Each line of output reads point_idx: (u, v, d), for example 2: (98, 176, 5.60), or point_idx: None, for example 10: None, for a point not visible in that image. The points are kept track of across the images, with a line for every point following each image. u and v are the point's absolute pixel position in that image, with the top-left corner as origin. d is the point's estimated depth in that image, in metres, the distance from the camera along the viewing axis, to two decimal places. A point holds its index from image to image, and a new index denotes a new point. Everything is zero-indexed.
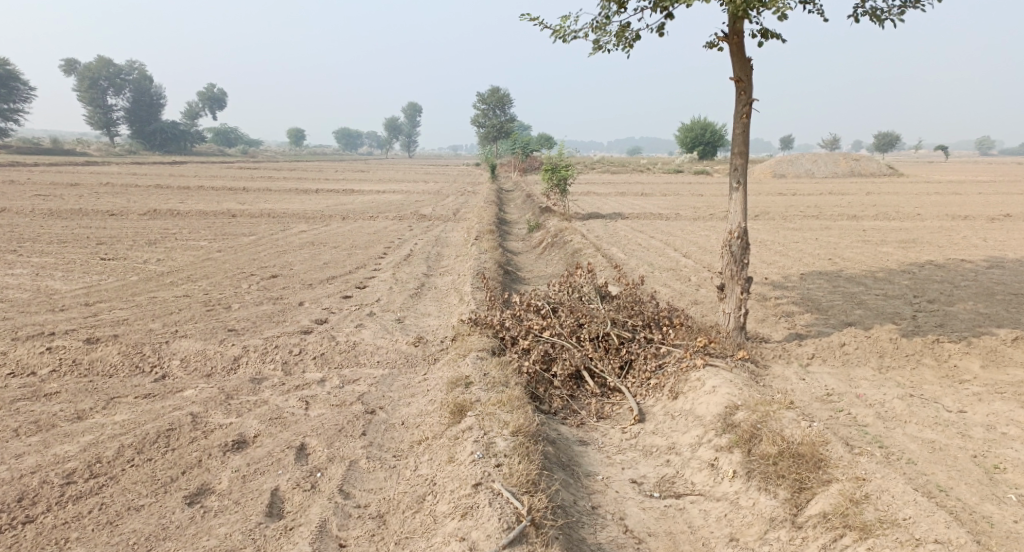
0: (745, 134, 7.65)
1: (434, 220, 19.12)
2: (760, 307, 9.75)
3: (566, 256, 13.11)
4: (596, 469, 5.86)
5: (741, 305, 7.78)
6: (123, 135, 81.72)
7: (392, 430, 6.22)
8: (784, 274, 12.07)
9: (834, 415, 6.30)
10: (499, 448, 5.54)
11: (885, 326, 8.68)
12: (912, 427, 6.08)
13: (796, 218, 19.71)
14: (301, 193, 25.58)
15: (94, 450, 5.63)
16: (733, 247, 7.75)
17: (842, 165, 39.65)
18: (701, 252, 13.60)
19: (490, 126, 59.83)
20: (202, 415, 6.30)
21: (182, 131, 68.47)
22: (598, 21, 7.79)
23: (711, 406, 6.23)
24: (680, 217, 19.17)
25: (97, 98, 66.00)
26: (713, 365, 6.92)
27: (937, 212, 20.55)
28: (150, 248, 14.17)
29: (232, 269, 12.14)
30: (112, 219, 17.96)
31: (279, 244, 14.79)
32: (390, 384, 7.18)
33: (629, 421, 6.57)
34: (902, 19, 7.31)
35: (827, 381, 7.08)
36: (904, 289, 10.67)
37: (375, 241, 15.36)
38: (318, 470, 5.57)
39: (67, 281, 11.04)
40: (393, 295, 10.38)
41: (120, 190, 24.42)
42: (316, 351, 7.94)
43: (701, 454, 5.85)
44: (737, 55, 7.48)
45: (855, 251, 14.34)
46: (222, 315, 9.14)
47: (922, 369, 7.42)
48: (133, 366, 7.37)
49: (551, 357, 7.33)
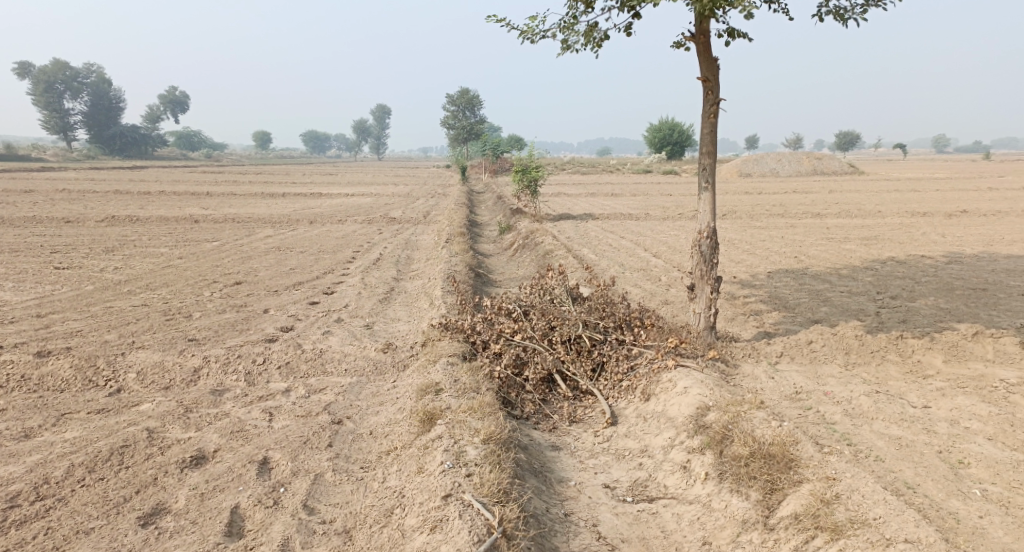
0: (713, 134, 7.63)
1: (402, 223, 18.91)
2: (729, 306, 9.76)
3: (536, 258, 13.03)
4: (568, 474, 5.76)
5: (711, 304, 7.76)
6: (80, 140, 79.78)
7: (359, 440, 6.06)
8: (752, 273, 12.13)
9: (804, 413, 6.29)
10: (468, 457, 5.42)
11: (851, 323, 8.74)
12: (879, 424, 6.09)
13: (762, 216, 19.90)
14: (266, 197, 25.15)
15: (41, 471, 5.45)
16: (703, 246, 7.72)
17: (806, 164, 40.25)
18: (670, 252, 13.61)
19: (458, 128, 59.56)
20: (159, 430, 6.09)
21: (143, 135, 67.04)
22: (565, 21, 7.72)
23: (682, 408, 6.18)
24: (649, 217, 19.22)
25: (53, 102, 64.34)
26: (684, 366, 6.87)
27: (898, 209, 20.91)
28: (108, 256, 13.76)
29: (193, 277, 11.83)
30: (69, 226, 17.42)
31: (243, 250, 14.47)
32: (358, 392, 7.01)
33: (602, 425, 6.49)
34: (865, 18, 7.35)
35: (796, 379, 7.08)
36: (869, 285, 10.77)
37: (342, 245, 15.12)
38: (281, 485, 5.39)
39: (19, 292, 10.64)
40: (361, 301, 10.19)
41: (78, 196, 23.75)
42: (281, 360, 7.73)
43: (673, 457, 5.79)
44: (704, 55, 7.46)
45: (821, 249, 14.49)
46: (182, 324, 8.87)
47: (888, 366, 7.46)
48: (87, 380, 7.11)
49: (523, 361, 7.22)
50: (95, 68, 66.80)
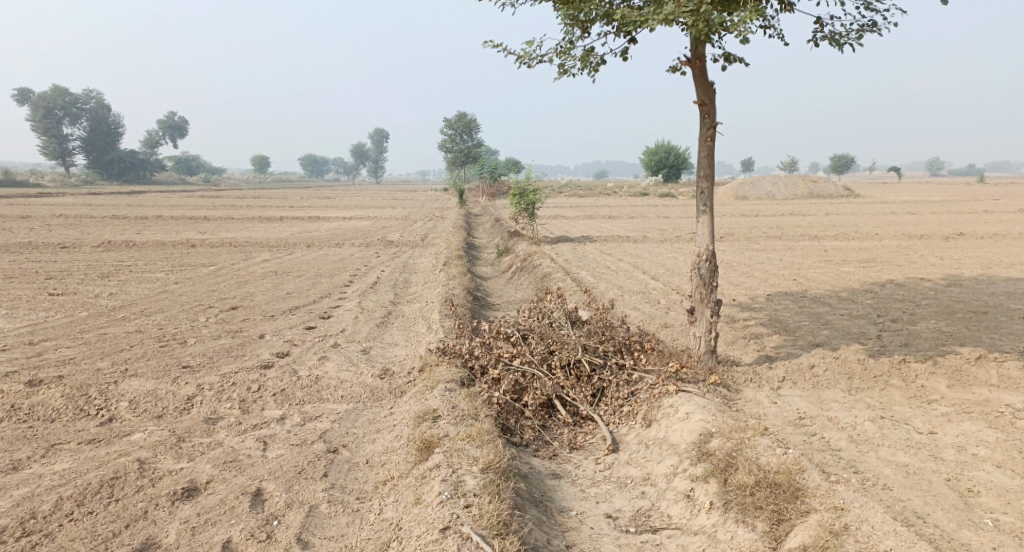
0: (710, 157, 7.60)
1: (400, 246, 18.85)
2: (729, 329, 9.67)
3: (534, 281, 12.96)
4: (569, 504, 5.63)
5: (712, 328, 7.68)
6: (79, 165, 79.99)
7: (355, 470, 5.93)
8: (751, 295, 12.06)
9: (809, 439, 6.18)
10: (467, 487, 5.29)
11: (852, 346, 8.65)
12: (886, 450, 5.98)
13: (760, 239, 19.88)
14: (263, 221, 25.12)
15: (29, 505, 5.32)
16: (702, 269, 7.65)
17: (801, 186, 40.37)
18: (669, 275, 13.56)
19: (456, 151, 59.76)
20: (150, 461, 5.97)
21: (141, 161, 67.21)
22: (561, 46, 7.71)
23: (685, 434, 6.07)
24: (647, 240, 19.18)
25: (52, 128, 64.60)
26: (686, 391, 6.77)
27: (895, 232, 20.92)
28: (103, 281, 13.67)
29: (189, 302, 11.73)
30: (65, 252, 17.34)
31: (240, 275, 14.38)
32: (354, 420, 6.88)
33: (602, 452, 6.37)
34: (861, 43, 7.33)
35: (799, 404, 6.98)
36: (869, 308, 10.70)
37: (339, 269, 15.04)
38: (275, 517, 5.26)
39: (12, 319, 10.53)
40: (358, 325, 10.09)
41: (75, 222, 23.70)
42: (276, 387, 7.61)
43: (676, 485, 5.67)
44: (700, 79, 7.44)
45: (819, 271, 14.45)
46: (177, 351, 8.76)
47: (892, 390, 7.36)
48: (78, 409, 6.97)
49: (522, 387, 7.11)
50: (94, 94, 67.14)
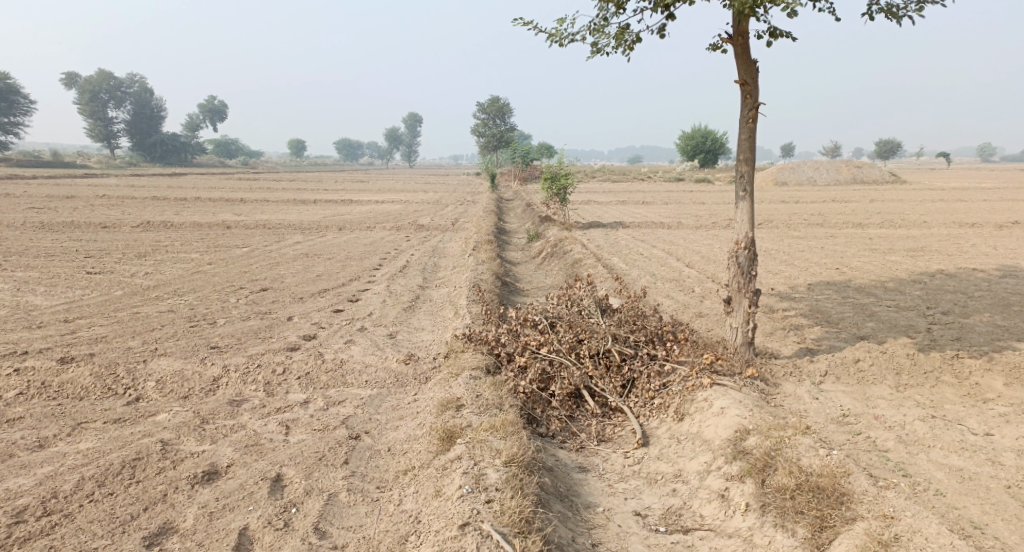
0: (751, 139, 7.23)
1: (431, 230, 18.73)
2: (768, 320, 9.32)
3: (565, 267, 12.70)
4: (595, 500, 5.41)
5: (749, 319, 7.37)
6: (123, 147, 81.44)
7: (376, 458, 5.79)
8: (790, 284, 11.65)
9: (853, 439, 5.87)
10: (489, 481, 5.10)
11: (900, 340, 8.25)
12: (938, 453, 5.63)
13: (800, 226, 19.29)
14: (298, 204, 25.22)
15: (51, 484, 5.28)
16: (740, 258, 7.33)
17: (845, 172, 39.26)
18: (704, 262, 13.19)
19: (490, 136, 59.53)
20: (173, 442, 5.90)
21: (183, 143, 68.03)
22: (595, 23, 7.40)
23: (719, 430, 5.81)
24: (682, 226, 18.76)
25: (98, 111, 65.76)
26: (721, 385, 6.48)
27: (943, 220, 20.15)
28: (140, 261, 13.76)
29: (221, 283, 11.72)
30: (105, 232, 17.54)
31: (273, 256, 14.37)
32: (378, 406, 6.75)
33: (632, 446, 6.13)
34: (920, 15, 6.85)
35: (842, 401, 6.64)
36: (917, 300, 10.22)
37: (370, 252, 14.95)
38: (293, 505, 5.15)
39: (49, 297, 10.61)
40: (386, 309, 9.96)
41: (116, 202, 23.99)
42: (301, 370, 7.50)
43: (709, 483, 5.41)
44: (742, 57, 7.09)
45: (863, 261, 13.92)
46: (206, 331, 8.71)
47: (943, 388, 6.97)
48: (106, 388, 6.95)
49: (549, 376, 6.89)
50: (137, 78, 68.09)
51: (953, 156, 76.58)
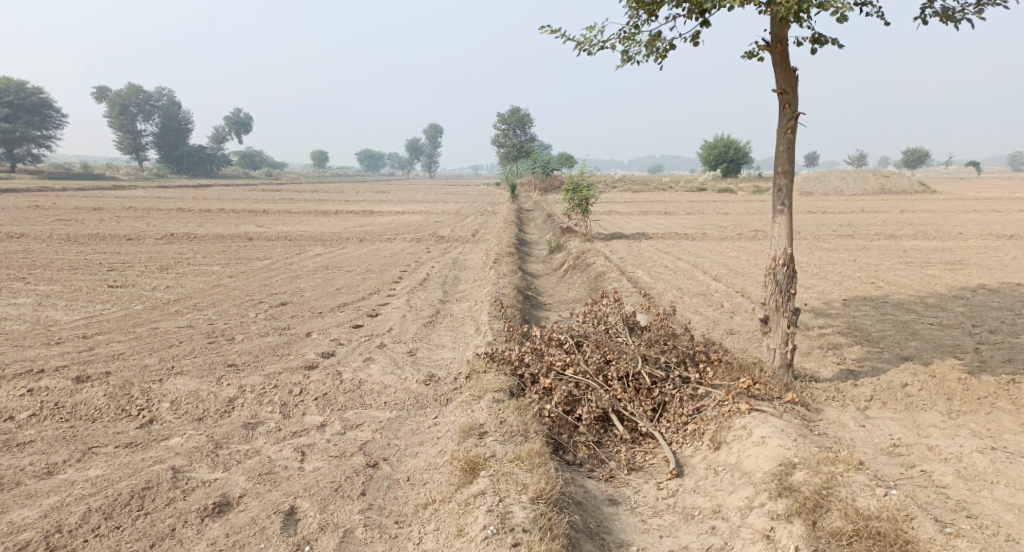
0: (790, 150, 6.85)
1: (452, 242, 18.48)
2: (804, 338, 8.89)
3: (589, 281, 12.35)
4: (629, 537, 5.05)
5: (787, 340, 6.96)
6: (151, 159, 82.86)
7: (395, 488, 5.48)
8: (824, 299, 11.20)
9: (907, 472, 5.46)
10: (515, 520, 4.78)
11: (947, 361, 7.78)
12: (1002, 490, 5.20)
13: (829, 238, 18.74)
14: (321, 215, 25.14)
15: (56, 516, 5.03)
16: (778, 275, 6.94)
17: (872, 182, 38.52)
18: (732, 275, 12.77)
19: (511, 146, 59.28)
20: (184, 469, 5.64)
21: (209, 155, 68.73)
22: (625, 31, 7.08)
23: (761, 462, 5.43)
24: (708, 237, 18.34)
25: (127, 123, 66.60)
26: (759, 410, 6.09)
27: (979, 231, 19.49)
28: (161, 274, 13.63)
29: (241, 297, 11.52)
30: (129, 244, 17.48)
31: (293, 269, 14.17)
32: (397, 430, 6.44)
33: (665, 476, 5.75)
34: (978, 19, 6.42)
35: (891, 429, 6.21)
36: (961, 317, 9.71)
37: (391, 265, 14.71)
38: (307, 543, 4.87)
39: (69, 311, 10.47)
40: (406, 324, 9.68)
41: (141, 214, 24.06)
42: (318, 390, 7.22)
43: (753, 522, 5.04)
44: (781, 65, 6.72)
45: (899, 274, 13.41)
46: (223, 348, 8.47)
47: (999, 415, 6.51)
48: (119, 410, 6.71)
49: (575, 399, 6.53)
50: (166, 91, 69.16)
51: (973, 165, 75.54)
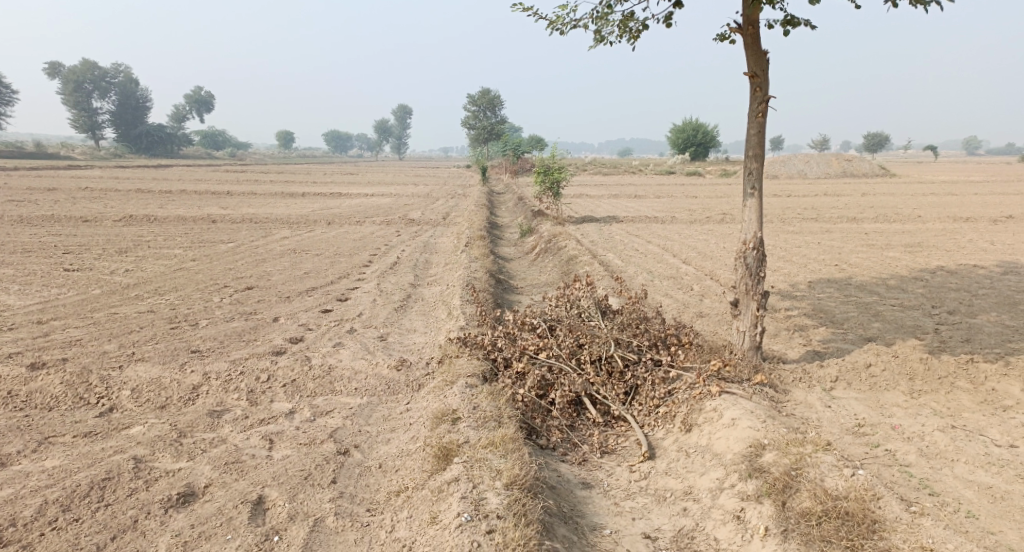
0: (761, 134, 6.87)
1: (422, 225, 18.32)
2: (771, 320, 8.98)
3: (560, 264, 12.34)
4: (602, 520, 5.06)
5: (757, 323, 7.02)
6: (109, 138, 80.58)
7: (366, 476, 5.42)
8: (791, 282, 11.34)
9: (873, 452, 5.56)
10: (489, 507, 4.76)
11: (909, 342, 7.93)
12: (963, 468, 5.33)
13: (795, 221, 19.00)
14: (287, 197, 24.70)
15: (10, 510, 4.88)
16: (748, 258, 6.98)
17: (835, 165, 39.14)
18: (701, 258, 12.86)
19: (480, 128, 58.90)
20: (147, 459, 5.50)
21: (169, 135, 67.00)
22: (598, 11, 7.01)
23: (732, 443, 5.49)
24: (677, 220, 18.46)
25: (82, 101, 64.59)
26: (730, 393, 6.13)
27: (938, 214, 19.91)
28: (121, 257, 13.25)
29: (205, 281, 11.26)
30: (86, 226, 16.97)
31: (259, 253, 13.90)
32: (368, 416, 6.36)
33: (637, 459, 5.77)
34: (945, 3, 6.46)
35: (856, 410, 6.31)
36: (922, 299, 9.90)
37: (360, 248, 14.52)
38: (275, 533, 4.79)
39: (23, 296, 10.11)
40: (376, 309, 9.56)
41: (99, 195, 23.36)
42: (286, 377, 7.09)
43: (723, 503, 5.10)
44: (752, 48, 6.72)
45: (861, 256, 13.65)
46: (187, 334, 8.27)
47: (959, 394, 6.66)
48: (77, 398, 6.51)
49: (548, 383, 6.51)
50: (123, 67, 67.14)
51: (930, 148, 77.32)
